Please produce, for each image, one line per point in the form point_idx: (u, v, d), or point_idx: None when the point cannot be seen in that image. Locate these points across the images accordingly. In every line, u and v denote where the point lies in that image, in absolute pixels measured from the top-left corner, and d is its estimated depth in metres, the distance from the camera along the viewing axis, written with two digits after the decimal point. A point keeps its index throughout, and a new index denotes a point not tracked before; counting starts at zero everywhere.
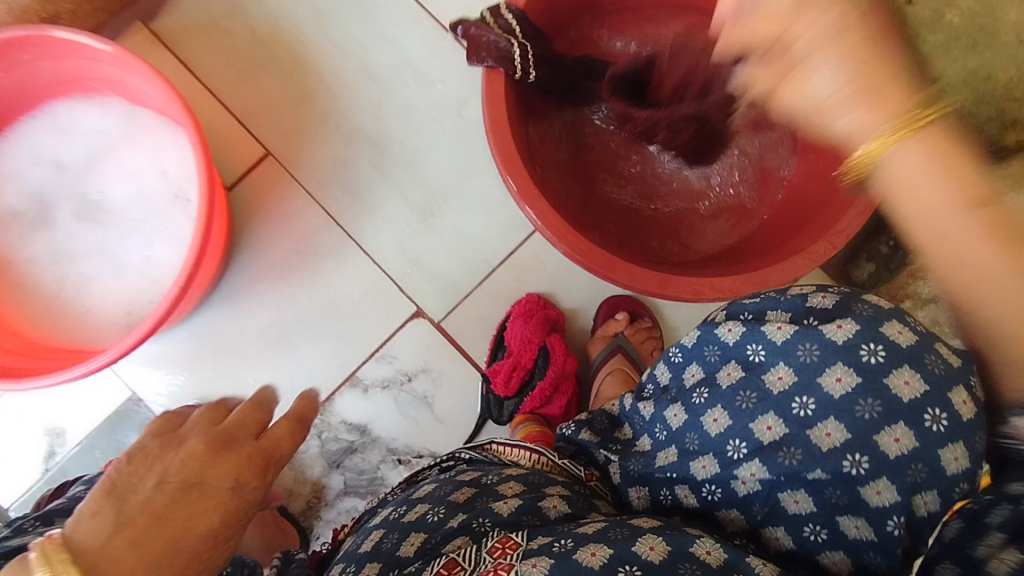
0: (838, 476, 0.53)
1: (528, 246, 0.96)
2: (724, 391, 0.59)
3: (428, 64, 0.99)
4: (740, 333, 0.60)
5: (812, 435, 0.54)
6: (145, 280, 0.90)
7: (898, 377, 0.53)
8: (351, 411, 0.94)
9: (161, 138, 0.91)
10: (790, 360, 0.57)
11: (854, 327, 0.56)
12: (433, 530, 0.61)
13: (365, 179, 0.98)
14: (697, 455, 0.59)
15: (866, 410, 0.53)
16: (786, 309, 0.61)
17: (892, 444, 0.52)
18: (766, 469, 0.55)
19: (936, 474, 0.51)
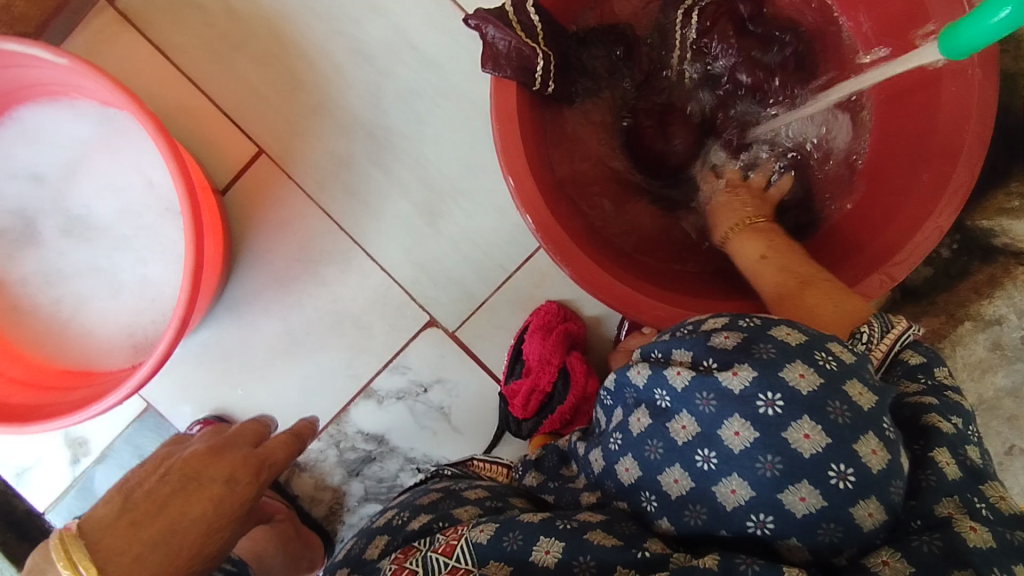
0: (743, 536, 0.45)
1: (546, 250, 0.89)
2: (634, 439, 0.50)
3: (429, 40, 0.86)
4: (648, 376, 0.50)
5: (716, 493, 0.46)
6: (145, 300, 0.85)
7: (798, 430, 0.44)
8: (367, 421, 0.93)
9: (141, 145, 0.83)
10: (691, 410, 0.47)
11: (750, 373, 0.45)
12: (396, 530, 0.58)
13: (365, 176, 0.89)
14: (617, 499, 0.52)
15: (766, 468, 0.44)
16: (689, 349, 0.50)
17: (798, 503, 0.43)
18: (673, 526, 0.48)
19: (851, 533, 0.43)
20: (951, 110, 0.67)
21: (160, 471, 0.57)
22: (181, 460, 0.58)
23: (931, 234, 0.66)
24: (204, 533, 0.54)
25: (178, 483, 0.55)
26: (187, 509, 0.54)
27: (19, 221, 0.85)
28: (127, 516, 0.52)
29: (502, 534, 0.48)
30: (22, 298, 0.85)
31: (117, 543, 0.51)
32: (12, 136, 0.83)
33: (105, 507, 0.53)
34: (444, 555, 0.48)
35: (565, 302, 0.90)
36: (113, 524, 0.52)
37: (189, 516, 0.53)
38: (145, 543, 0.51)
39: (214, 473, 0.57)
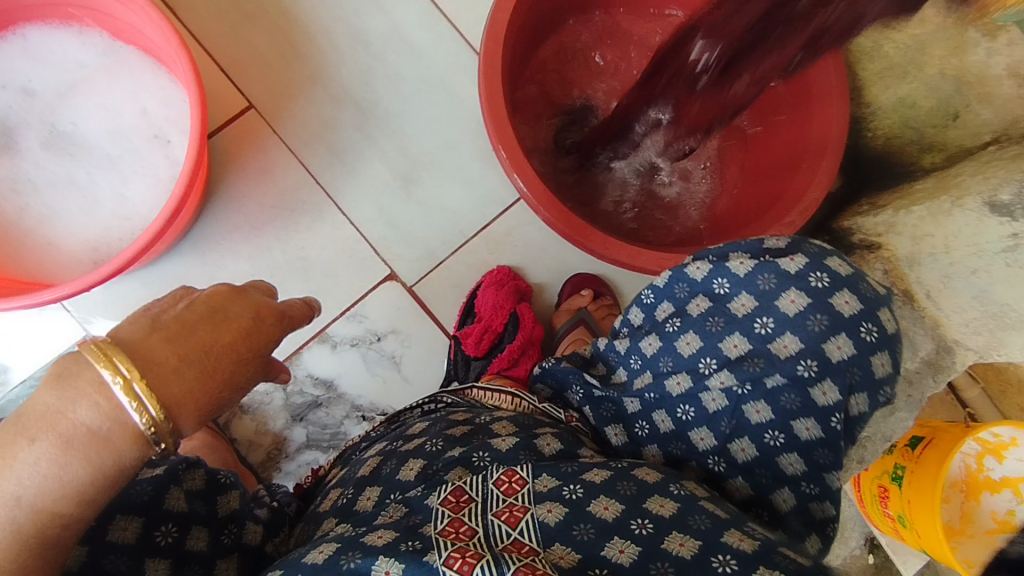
0: (795, 379, 0.61)
1: (502, 221, 1.01)
2: (694, 319, 0.65)
3: (417, 36, 1.01)
4: (707, 270, 0.66)
5: (772, 347, 0.62)
6: (117, 218, 0.87)
7: (841, 298, 0.62)
8: (318, 366, 0.96)
9: (143, 76, 0.89)
10: (751, 289, 0.64)
11: (804, 259, 0.64)
12: (433, 457, 0.63)
13: (347, 141, 0.99)
14: (671, 374, 0.64)
15: (815, 324, 0.61)
16: (745, 250, 0.67)
17: (836, 350, 0.61)
18: (733, 377, 0.61)
19: (867, 376, 0.61)
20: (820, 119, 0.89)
21: (184, 299, 0.54)
22: (202, 292, 0.54)
23: (807, 204, 0.86)
24: (234, 363, 0.53)
25: (205, 310, 0.53)
26: (219, 332, 0.52)
27: None
28: (159, 332, 0.50)
29: (572, 524, 0.52)
30: None
31: (153, 356, 0.49)
32: (12, 51, 0.87)
33: (132, 325, 0.51)
34: (507, 524, 0.52)
35: (515, 268, 1.01)
36: (142, 336, 0.49)
37: (219, 344, 0.52)
38: (180, 360, 0.49)
39: (241, 308, 0.55)
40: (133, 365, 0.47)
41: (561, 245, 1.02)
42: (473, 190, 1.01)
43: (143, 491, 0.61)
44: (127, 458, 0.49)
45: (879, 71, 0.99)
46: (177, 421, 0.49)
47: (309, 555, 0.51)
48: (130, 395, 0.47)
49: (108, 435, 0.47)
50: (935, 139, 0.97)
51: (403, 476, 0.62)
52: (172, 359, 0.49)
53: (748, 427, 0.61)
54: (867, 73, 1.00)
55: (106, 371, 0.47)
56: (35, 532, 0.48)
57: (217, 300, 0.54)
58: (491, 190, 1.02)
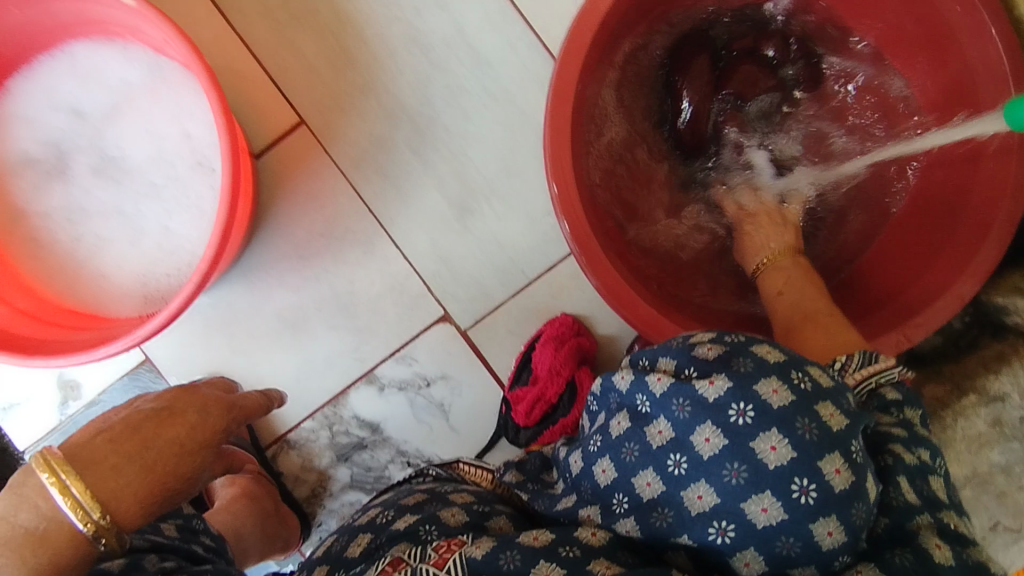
0: (706, 545, 0.45)
1: (568, 263, 0.90)
2: (612, 442, 0.49)
3: (485, 40, 0.88)
4: (631, 380, 0.49)
5: (685, 498, 0.45)
6: (163, 252, 0.85)
7: (765, 442, 0.43)
8: (364, 407, 0.92)
9: (186, 98, 0.83)
10: (668, 416, 0.46)
11: (727, 384, 0.45)
12: (380, 529, 0.56)
13: (401, 163, 0.90)
14: (588, 503, 0.51)
15: (731, 475, 0.44)
16: (674, 357, 0.49)
17: (759, 514, 0.43)
18: (639, 529, 0.47)
19: (809, 549, 0.43)
20: (987, 189, 0.70)
21: (136, 400, 0.49)
22: (153, 391, 0.50)
23: (952, 298, 0.68)
24: (180, 453, 0.46)
25: (152, 408, 0.47)
26: (162, 429, 0.46)
27: (53, 153, 0.85)
28: (105, 434, 0.44)
29: (498, 551, 0.46)
30: (40, 231, 0.85)
31: (92, 458, 0.43)
32: (61, 70, 0.83)
33: (84, 434, 0.45)
34: (434, 564, 0.47)
35: (581, 317, 0.90)
36: (86, 440, 0.44)
37: (165, 437, 0.46)
38: (119, 459, 0.43)
39: (189, 403, 0.49)
40: (76, 470, 0.42)
41: None
42: (538, 225, 0.90)
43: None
44: (65, 562, 0.42)
45: None
46: (122, 522, 0.43)
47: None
48: (64, 496, 0.41)
49: (41, 543, 0.41)
50: None
51: (350, 551, 0.55)
52: (111, 458, 0.43)
53: None
54: None
55: (47, 475, 0.41)
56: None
57: (168, 394, 0.49)
58: (559, 226, 0.90)
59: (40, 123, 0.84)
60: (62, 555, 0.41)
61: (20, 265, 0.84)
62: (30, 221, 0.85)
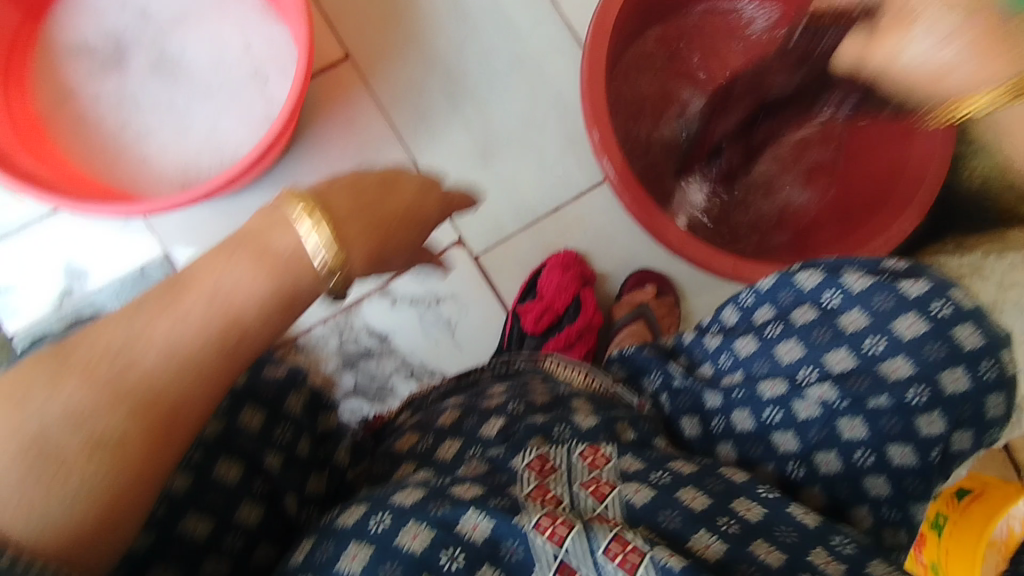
0: (903, 404, 0.56)
1: (574, 206, 1.02)
2: (799, 327, 0.62)
3: (518, 12, 1.03)
4: (819, 280, 0.63)
5: (881, 368, 0.58)
6: (209, 147, 0.90)
7: (963, 330, 0.58)
8: (375, 318, 0.97)
9: (253, 13, 0.92)
10: (867, 307, 0.60)
11: (928, 284, 0.60)
12: (515, 419, 0.56)
13: (435, 104, 1.01)
14: (766, 378, 0.60)
15: (933, 351, 0.58)
16: (861, 267, 0.63)
17: (952, 381, 0.57)
18: (834, 392, 0.57)
19: (976, 413, 0.58)
20: (921, 155, 0.87)
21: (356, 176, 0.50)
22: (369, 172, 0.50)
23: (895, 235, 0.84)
24: (407, 226, 0.49)
25: (374, 182, 0.49)
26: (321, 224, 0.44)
27: (112, 45, 0.90)
28: (339, 184, 0.48)
29: (660, 508, 0.47)
30: (87, 112, 0.89)
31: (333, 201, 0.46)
32: None
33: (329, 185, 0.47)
34: (593, 498, 0.47)
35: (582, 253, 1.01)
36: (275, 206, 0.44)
37: (392, 206, 0.48)
38: (352, 211, 0.46)
39: (407, 179, 0.51)
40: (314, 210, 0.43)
41: (631, 238, 1.02)
42: (551, 170, 1.02)
43: (269, 388, 0.58)
44: (275, 292, 0.41)
45: None
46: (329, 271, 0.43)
47: (340, 559, 0.43)
48: (314, 230, 0.42)
49: (282, 264, 0.42)
50: None
51: (486, 432, 0.55)
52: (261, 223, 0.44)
53: (839, 440, 0.57)
54: None
55: (301, 214, 0.43)
56: (218, 336, 0.39)
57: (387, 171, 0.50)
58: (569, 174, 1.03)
59: (106, 17, 0.91)
60: (302, 278, 0.42)
61: (63, 139, 0.88)
62: (79, 102, 0.89)
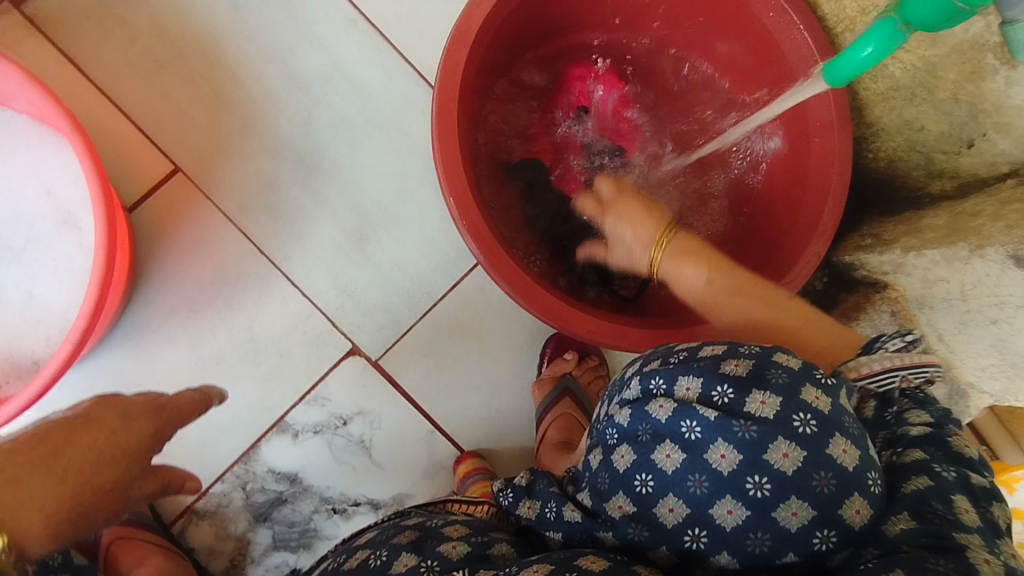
0: (810, 554, 0.48)
1: (472, 280, 0.91)
2: (727, 480, 0.48)
3: (362, 72, 0.88)
4: (736, 461, 0.48)
5: (778, 518, 0.47)
6: (27, 320, 0.76)
7: (752, 400, 0.49)
8: (280, 459, 0.86)
9: (41, 149, 0.76)
10: (730, 437, 0.49)
11: (776, 399, 0.49)
12: (379, 572, 0.55)
13: (290, 201, 0.87)
14: (714, 502, 0.49)
15: (822, 484, 0.47)
16: (697, 375, 0.52)
17: (843, 454, 0.47)
18: (807, 504, 0.47)
19: (844, 481, 0.47)
20: (819, 157, 0.80)
21: None
22: None
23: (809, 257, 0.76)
24: None
25: None
26: (74, 438, 0.48)
27: None
28: None
29: None
30: None
31: None
32: None
33: None
34: None
35: (488, 330, 0.92)
36: None
37: None
38: None
39: None
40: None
41: None
42: (437, 247, 0.90)
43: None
44: None
45: (883, 91, 0.86)
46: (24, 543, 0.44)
47: None
48: None
49: None
50: (944, 166, 0.86)
51: None
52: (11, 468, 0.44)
53: (789, 538, 0.47)
54: (870, 93, 0.88)
55: None
56: None
57: None
58: (459, 244, 0.91)
59: None
60: None
61: None
62: None
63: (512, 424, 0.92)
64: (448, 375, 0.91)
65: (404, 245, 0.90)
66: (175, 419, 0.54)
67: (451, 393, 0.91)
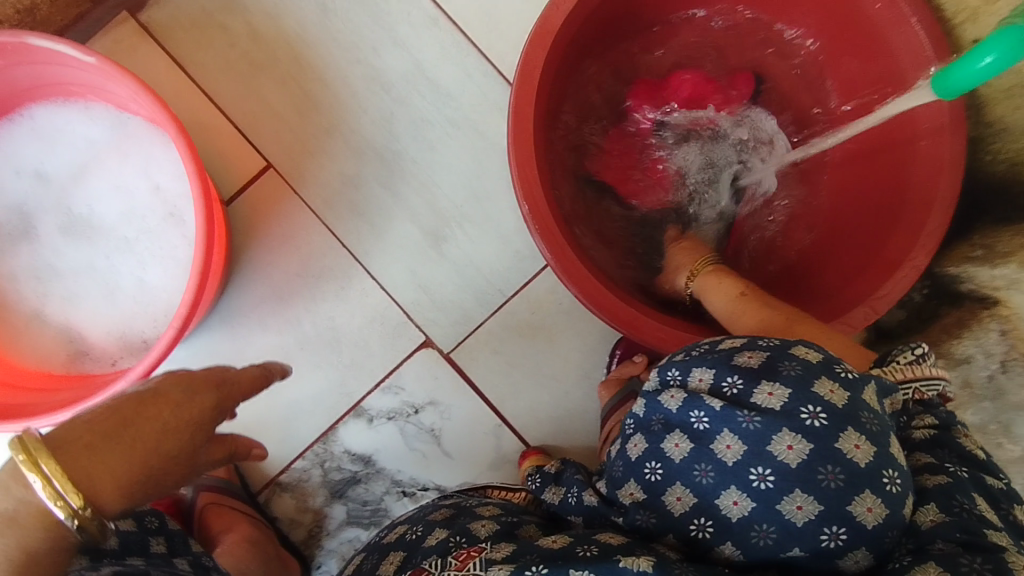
0: (817, 551, 0.46)
1: (543, 279, 0.91)
2: (731, 471, 0.48)
3: (443, 73, 0.90)
4: (741, 451, 0.48)
5: (782, 511, 0.46)
6: (139, 304, 0.84)
7: (761, 391, 0.48)
8: (356, 441, 0.91)
9: (152, 150, 0.83)
10: (734, 428, 0.48)
11: (786, 391, 0.48)
12: (412, 547, 0.59)
13: (371, 197, 0.91)
14: (721, 492, 0.48)
15: (829, 478, 0.46)
16: (710, 366, 0.51)
17: (854, 449, 0.46)
18: (812, 497, 0.46)
19: (853, 475, 0.46)
20: (925, 162, 0.73)
21: None
22: None
23: (909, 270, 0.71)
24: None
25: None
26: (143, 409, 0.48)
27: (16, 216, 0.83)
28: None
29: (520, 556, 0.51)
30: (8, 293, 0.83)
31: None
32: (23, 135, 0.83)
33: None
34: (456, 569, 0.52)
35: (559, 329, 0.92)
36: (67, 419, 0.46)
37: None
38: None
39: None
40: (58, 462, 0.44)
41: None
42: (511, 246, 0.91)
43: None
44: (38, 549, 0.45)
45: (1008, 87, 0.78)
46: (101, 503, 0.45)
47: None
48: None
49: None
50: None
51: (384, 569, 0.59)
52: (87, 436, 0.46)
53: (793, 532, 0.46)
54: (990, 90, 0.80)
55: None
56: None
57: None
58: (531, 243, 0.91)
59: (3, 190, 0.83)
60: None
61: None
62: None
63: (578, 423, 0.92)
64: (517, 371, 0.92)
65: (479, 243, 0.91)
66: (236, 393, 0.53)
67: (520, 389, 0.92)
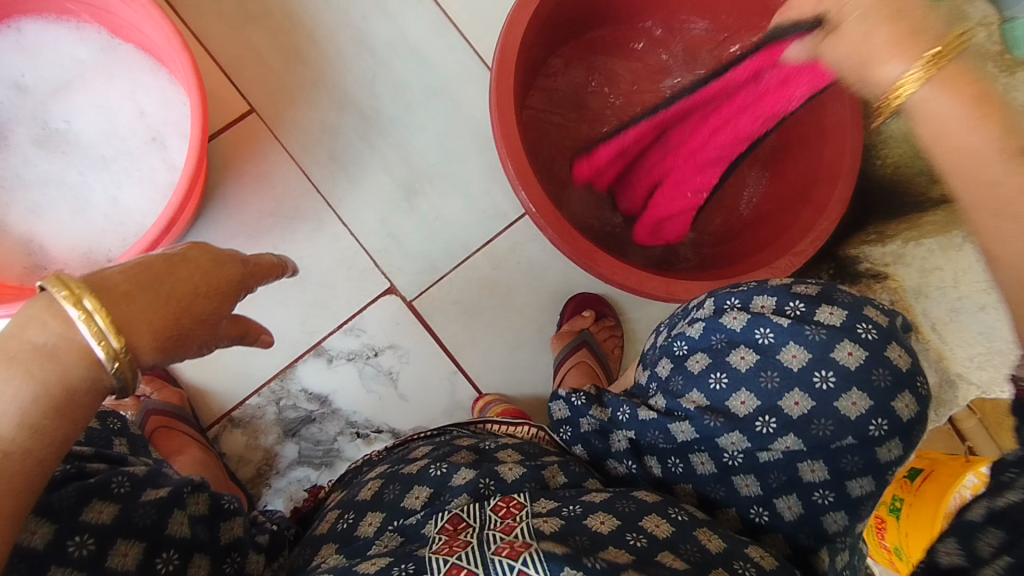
0: (865, 438, 0.59)
1: (505, 238, 0.99)
2: (797, 375, 0.60)
3: (425, 43, 0.98)
4: (806, 359, 0.60)
5: (839, 406, 0.59)
6: (109, 222, 0.84)
7: (823, 312, 0.62)
8: (313, 381, 0.93)
9: (142, 76, 0.86)
10: (800, 340, 0.61)
11: (843, 312, 0.62)
12: (440, 484, 0.62)
13: (349, 149, 0.96)
14: (786, 393, 0.60)
15: (879, 378, 0.59)
16: (771, 296, 0.65)
17: (898, 357, 0.60)
18: (864, 393, 0.59)
19: (897, 379, 0.60)
20: (834, 148, 0.84)
21: None
22: None
23: (816, 237, 0.82)
24: None
25: None
26: (175, 270, 0.47)
27: None
28: None
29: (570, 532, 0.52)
30: None
31: None
32: (6, 45, 0.83)
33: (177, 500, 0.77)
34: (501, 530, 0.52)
35: (515, 286, 0.99)
36: (99, 271, 0.44)
37: None
38: None
39: None
40: (101, 301, 0.41)
41: (563, 264, 1.01)
42: (477, 205, 0.99)
43: (145, 513, 0.51)
44: (73, 384, 0.41)
45: None
46: (137, 349, 0.43)
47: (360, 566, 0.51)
48: None
49: None
50: None
51: (410, 504, 0.61)
52: (126, 284, 0.44)
53: (848, 424, 0.59)
54: None
55: None
56: None
57: None
58: (496, 205, 0.99)
59: None
60: None
61: None
62: None
63: (530, 375, 0.99)
64: (476, 322, 0.98)
65: (447, 199, 0.98)
66: (250, 280, 0.54)
67: (477, 340, 0.98)
